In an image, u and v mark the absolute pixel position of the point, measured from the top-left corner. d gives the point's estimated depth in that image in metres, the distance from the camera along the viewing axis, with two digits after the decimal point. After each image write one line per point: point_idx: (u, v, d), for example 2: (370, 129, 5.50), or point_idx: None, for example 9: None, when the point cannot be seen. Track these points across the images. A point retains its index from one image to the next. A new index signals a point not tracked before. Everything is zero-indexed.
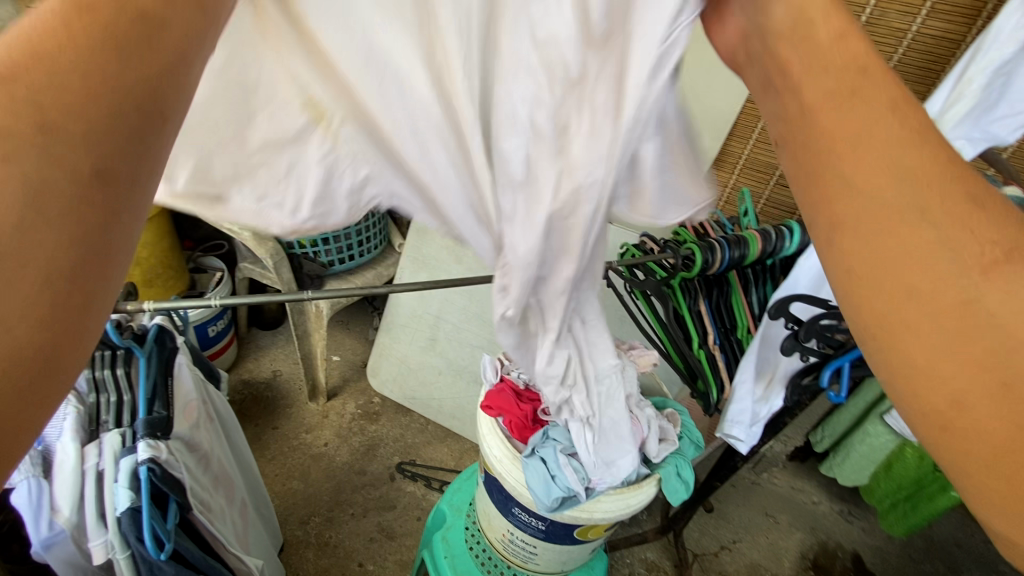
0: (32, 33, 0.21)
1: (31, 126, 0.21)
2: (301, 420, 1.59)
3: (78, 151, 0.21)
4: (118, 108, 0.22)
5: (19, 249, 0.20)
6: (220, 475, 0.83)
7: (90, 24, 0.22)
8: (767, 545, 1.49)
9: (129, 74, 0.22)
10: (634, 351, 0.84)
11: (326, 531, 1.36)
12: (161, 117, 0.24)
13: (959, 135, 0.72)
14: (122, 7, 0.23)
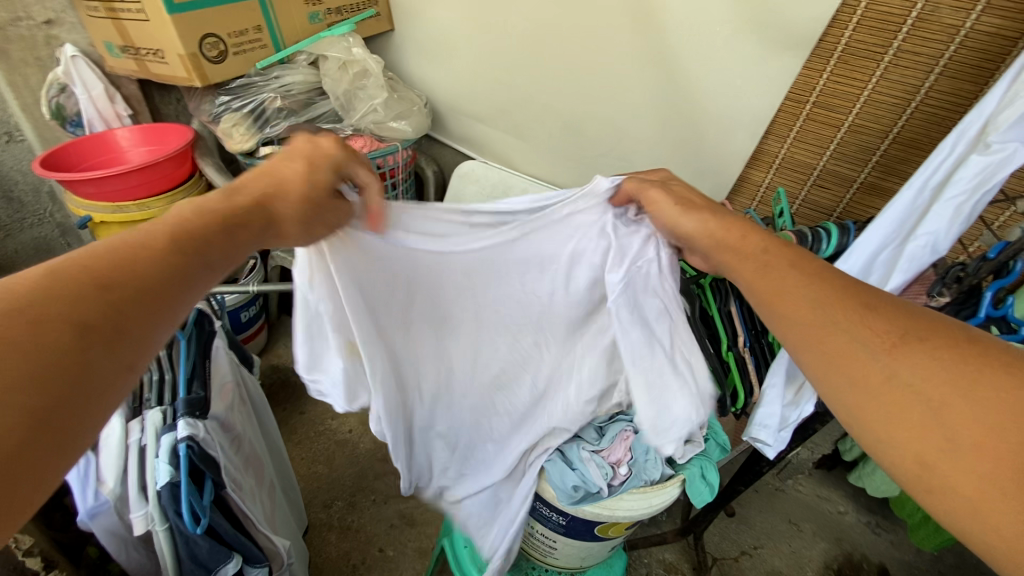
0: (123, 255, 0.43)
1: (97, 292, 0.40)
2: (328, 407, 1.63)
3: (103, 309, 0.40)
4: (129, 296, 0.42)
5: (53, 343, 0.37)
6: (251, 455, 0.85)
7: (145, 260, 0.44)
8: (790, 552, 1.46)
9: (140, 282, 0.43)
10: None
11: (348, 515, 1.39)
12: (169, 289, 0.45)
13: (1013, 137, 0.68)
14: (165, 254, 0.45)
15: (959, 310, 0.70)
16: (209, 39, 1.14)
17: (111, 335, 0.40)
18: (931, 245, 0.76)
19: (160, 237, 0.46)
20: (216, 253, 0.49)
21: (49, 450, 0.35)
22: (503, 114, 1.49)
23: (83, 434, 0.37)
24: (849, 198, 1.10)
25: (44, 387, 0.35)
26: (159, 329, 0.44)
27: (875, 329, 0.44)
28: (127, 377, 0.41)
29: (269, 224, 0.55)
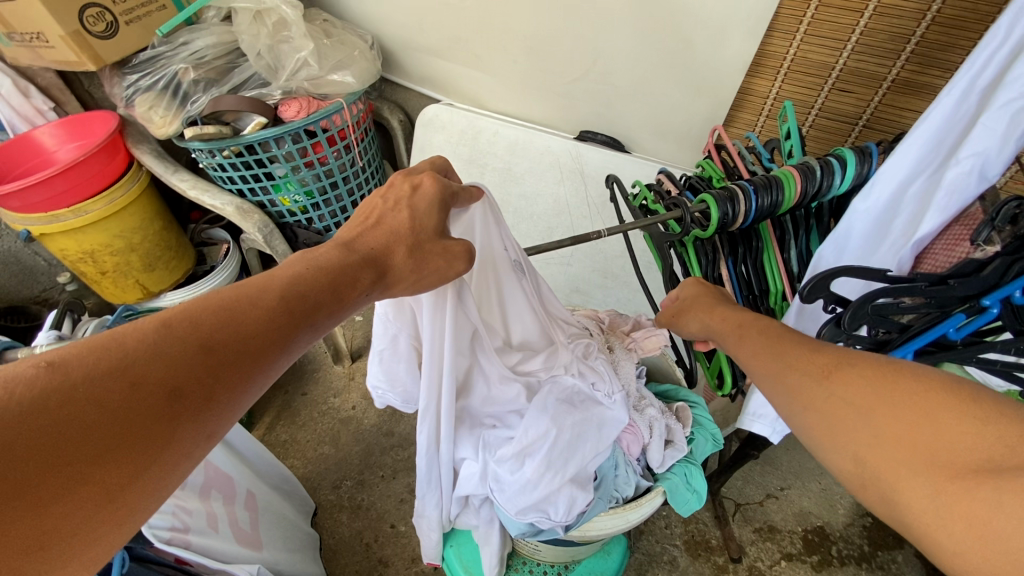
0: (235, 306, 0.43)
1: (194, 350, 0.40)
2: (329, 385, 1.61)
3: (193, 374, 0.39)
4: (226, 358, 0.41)
5: (137, 406, 0.37)
6: (207, 481, 0.80)
7: (250, 317, 0.43)
8: (820, 491, 1.38)
9: (240, 345, 0.42)
10: (636, 334, 0.72)
11: (358, 494, 1.38)
12: (260, 352, 0.43)
13: None
14: (274, 310, 0.44)
15: (1015, 262, 0.50)
16: (91, 10, 0.97)
17: (200, 404, 0.39)
18: (978, 170, 0.57)
19: (273, 292, 0.45)
20: (325, 314, 0.47)
21: (103, 520, 0.35)
22: (459, 45, 1.27)
23: (149, 506, 0.38)
24: (877, 101, 0.88)
25: (125, 457, 0.36)
26: (247, 397, 0.43)
27: (814, 360, 0.43)
28: (204, 446, 0.41)
29: (381, 278, 0.52)
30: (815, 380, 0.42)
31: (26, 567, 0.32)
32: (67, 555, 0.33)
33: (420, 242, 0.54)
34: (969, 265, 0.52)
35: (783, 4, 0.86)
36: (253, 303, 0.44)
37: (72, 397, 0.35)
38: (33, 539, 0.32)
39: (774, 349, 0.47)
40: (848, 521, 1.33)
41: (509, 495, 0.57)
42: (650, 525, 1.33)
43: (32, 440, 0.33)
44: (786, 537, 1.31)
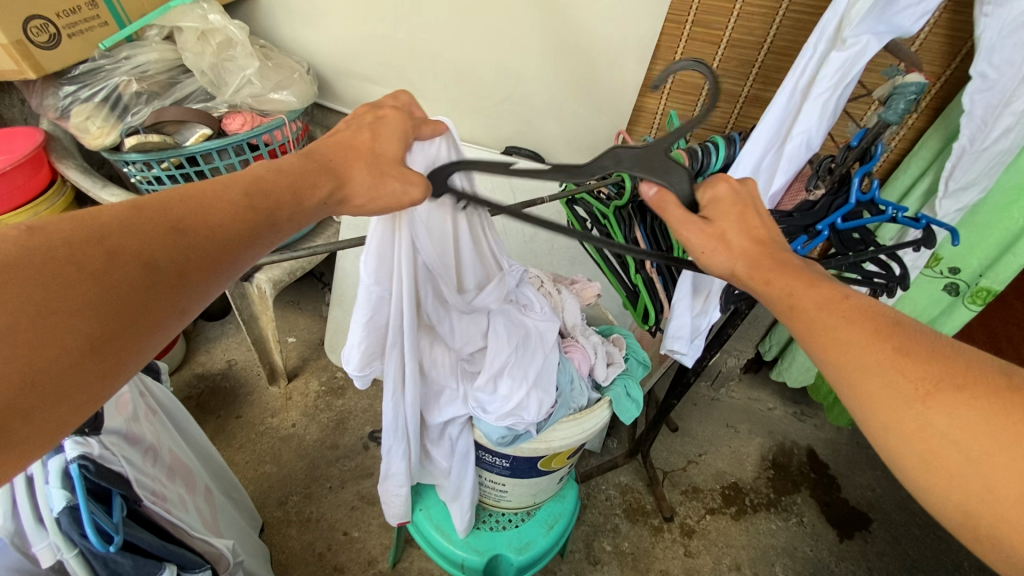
0: (204, 196, 0.47)
1: (167, 229, 0.44)
2: (265, 405, 1.56)
3: (165, 251, 0.43)
4: (198, 241, 0.45)
5: (111, 275, 0.40)
6: (175, 464, 0.81)
7: (220, 206, 0.47)
8: (730, 452, 1.59)
9: (210, 233, 0.46)
10: (576, 286, 0.88)
11: (306, 507, 1.36)
12: (229, 243, 0.47)
13: (865, 30, 0.72)
14: (241, 203, 0.49)
15: (834, 200, 0.74)
16: (34, 22, 0.99)
17: (171, 280, 0.44)
18: (806, 143, 0.81)
19: (236, 188, 0.49)
20: (286, 214, 0.52)
21: (80, 377, 0.39)
22: (394, 71, 1.41)
23: (127, 367, 0.42)
24: (737, 112, 1.15)
25: (100, 317, 0.40)
26: (212, 283, 0.47)
27: (907, 372, 0.44)
28: (176, 321, 0.45)
29: (338, 189, 0.55)
30: (907, 402, 0.43)
31: (21, 405, 0.36)
32: (50, 401, 0.37)
33: (380, 162, 0.58)
34: (806, 204, 0.76)
35: (661, 38, 1.09)
36: (223, 196, 0.48)
37: (49, 258, 0.39)
38: (23, 377, 0.36)
39: (848, 341, 0.46)
40: (756, 474, 1.54)
41: (490, 405, 0.72)
42: (592, 499, 1.44)
43: (16, 292, 0.37)
44: (708, 495, 1.49)
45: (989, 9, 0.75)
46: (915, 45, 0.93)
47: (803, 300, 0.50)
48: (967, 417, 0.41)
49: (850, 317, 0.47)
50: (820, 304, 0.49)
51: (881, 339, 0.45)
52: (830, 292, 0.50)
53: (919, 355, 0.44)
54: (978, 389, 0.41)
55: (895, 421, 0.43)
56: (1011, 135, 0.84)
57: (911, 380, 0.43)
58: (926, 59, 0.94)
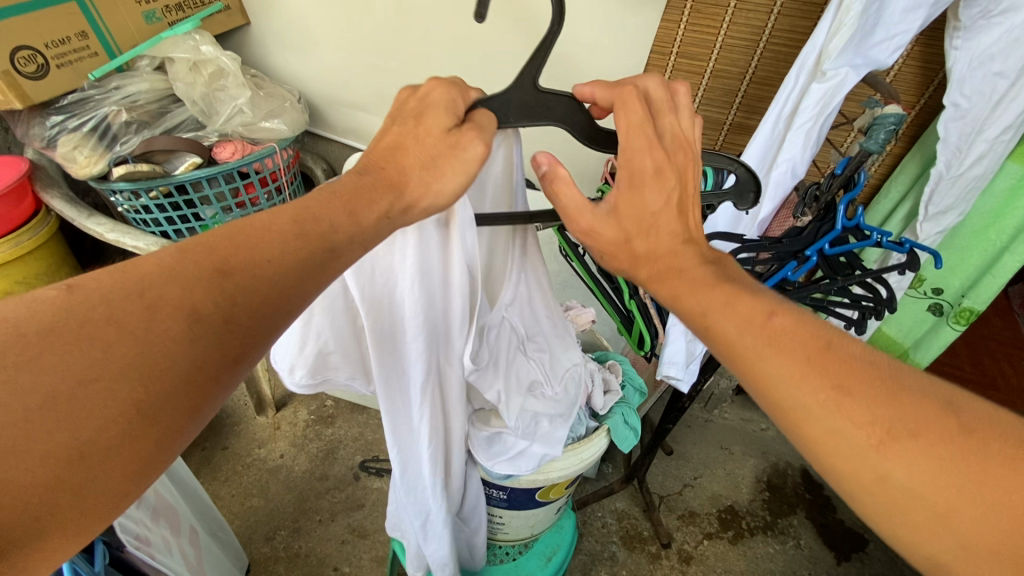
0: (252, 232, 0.42)
1: (212, 273, 0.40)
2: (252, 436, 1.52)
3: (209, 298, 0.39)
4: (242, 283, 0.41)
5: (155, 333, 0.37)
6: (160, 505, 0.79)
7: (269, 241, 0.43)
8: (725, 475, 1.57)
9: (255, 271, 0.41)
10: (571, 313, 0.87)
11: (294, 542, 1.32)
12: (278, 281, 0.42)
13: (843, 64, 0.75)
14: (290, 234, 0.44)
15: (821, 226, 0.76)
16: (23, 52, 0.99)
17: (220, 329, 0.39)
18: (791, 170, 0.83)
19: (286, 216, 0.44)
20: (345, 239, 0.46)
21: (132, 447, 0.36)
22: (384, 99, 1.42)
23: (185, 428, 0.39)
24: (722, 139, 1.18)
25: (147, 381, 0.36)
26: (269, 326, 0.43)
27: (855, 418, 0.39)
28: (233, 370, 0.41)
29: (398, 200, 0.49)
30: (864, 452, 0.39)
31: (69, 483, 0.34)
32: (95, 475, 0.35)
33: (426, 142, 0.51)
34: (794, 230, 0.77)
35: (647, 69, 1.12)
36: (274, 229, 0.43)
37: (88, 317, 0.36)
38: (72, 451, 0.34)
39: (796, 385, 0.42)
40: (751, 496, 1.53)
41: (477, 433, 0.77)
42: (587, 527, 1.42)
43: (53, 360, 0.34)
44: (705, 519, 1.47)
45: (959, 42, 0.79)
46: (891, 76, 0.97)
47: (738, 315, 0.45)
48: (927, 467, 0.37)
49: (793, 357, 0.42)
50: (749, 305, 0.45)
51: (823, 377, 0.41)
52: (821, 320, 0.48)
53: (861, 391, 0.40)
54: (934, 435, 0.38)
55: (853, 471, 0.40)
56: (983, 161, 0.88)
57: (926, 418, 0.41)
58: (902, 89, 0.97)
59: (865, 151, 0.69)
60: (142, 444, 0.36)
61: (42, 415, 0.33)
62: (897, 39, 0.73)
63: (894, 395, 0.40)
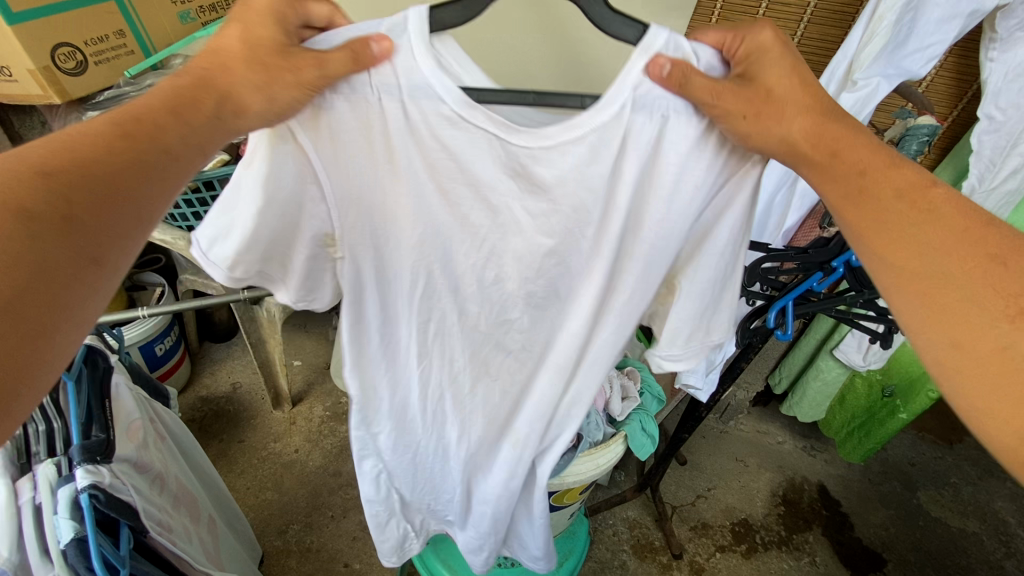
0: (63, 139, 0.41)
1: (36, 175, 0.39)
2: (267, 430, 1.54)
3: (36, 194, 0.38)
4: (79, 181, 0.40)
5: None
6: (180, 493, 0.80)
7: (89, 144, 0.41)
8: (740, 488, 1.55)
9: (79, 172, 0.40)
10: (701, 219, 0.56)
11: (306, 536, 1.34)
12: (138, 180, 0.42)
13: (875, 73, 0.74)
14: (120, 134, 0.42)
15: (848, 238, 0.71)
16: (63, 49, 1.02)
17: (60, 224, 0.38)
18: None
19: (100, 123, 0.42)
20: (174, 138, 0.44)
21: (22, 341, 0.36)
22: None
23: (65, 325, 0.38)
24: None
25: (6, 277, 0.35)
26: (117, 220, 0.41)
27: (999, 290, 0.41)
28: (97, 268, 0.40)
29: (227, 101, 0.46)
30: (994, 322, 0.41)
31: None
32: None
33: (257, 54, 0.45)
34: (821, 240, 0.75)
35: None
36: (87, 134, 0.42)
37: None
38: None
39: (948, 240, 0.43)
40: (766, 510, 1.50)
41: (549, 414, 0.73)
42: (598, 533, 1.41)
43: None
44: (718, 531, 1.45)
45: (996, 54, 0.77)
46: (923, 86, 0.95)
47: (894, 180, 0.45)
48: None
49: (957, 214, 0.44)
50: (881, 163, 0.46)
51: (977, 248, 0.42)
52: (915, 177, 0.45)
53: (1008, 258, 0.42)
54: None
55: (975, 342, 0.41)
56: (1018, 176, 0.84)
57: (1004, 297, 0.41)
58: (934, 100, 0.96)
59: None
60: (36, 334, 0.36)
61: None
62: (931, 50, 0.71)
63: None
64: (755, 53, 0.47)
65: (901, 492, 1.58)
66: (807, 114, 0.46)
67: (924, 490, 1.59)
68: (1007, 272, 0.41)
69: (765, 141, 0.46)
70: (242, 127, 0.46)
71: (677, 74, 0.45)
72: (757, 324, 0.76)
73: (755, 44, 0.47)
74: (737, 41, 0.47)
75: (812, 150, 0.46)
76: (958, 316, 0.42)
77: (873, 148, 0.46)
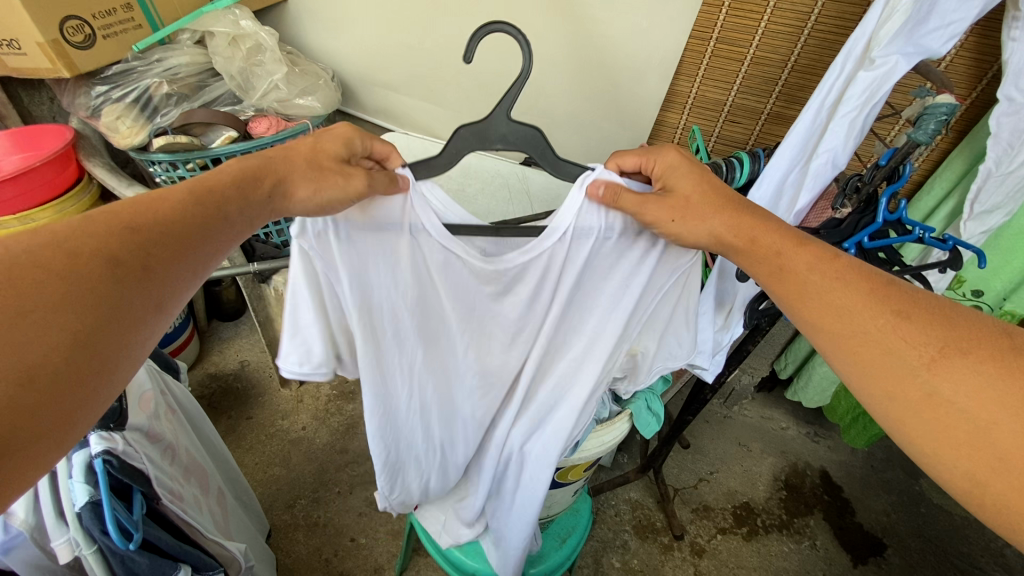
0: (142, 198, 0.46)
1: (121, 228, 0.44)
2: (275, 407, 1.56)
3: (119, 247, 0.43)
4: (156, 240, 0.45)
5: (75, 271, 0.40)
6: (191, 465, 0.81)
7: (165, 209, 0.46)
8: (742, 472, 1.55)
9: (156, 230, 0.45)
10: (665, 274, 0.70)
11: (314, 511, 1.36)
12: (198, 244, 0.48)
13: (893, 51, 0.72)
14: (189, 204, 0.48)
15: (861, 218, 0.76)
16: (72, 22, 1.01)
17: (137, 274, 0.44)
18: (831, 160, 0.81)
19: (181, 190, 0.48)
20: (236, 210, 0.50)
21: (87, 377, 0.40)
22: (417, 85, 1.36)
23: (119, 367, 0.43)
24: (759, 128, 1.15)
25: (81, 316, 0.40)
26: (179, 276, 0.47)
27: (913, 341, 0.47)
28: (157, 314, 0.45)
29: (280, 184, 0.52)
30: (916, 370, 0.46)
31: (26, 401, 0.37)
32: (53, 397, 0.38)
33: (319, 160, 0.54)
34: (833, 222, 0.78)
35: (685, 56, 1.09)
36: (167, 199, 0.47)
37: (20, 263, 0.39)
38: (24, 375, 0.37)
39: (863, 303, 0.50)
40: (768, 494, 1.51)
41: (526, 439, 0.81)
42: (600, 513, 1.43)
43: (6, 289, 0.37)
44: (719, 514, 1.46)
45: (1018, 33, 0.75)
46: (942, 65, 0.93)
47: (799, 258, 0.55)
48: (973, 380, 0.44)
49: (865, 278, 0.52)
50: (797, 258, 0.55)
51: (886, 305, 0.49)
52: (820, 253, 0.54)
53: (914, 313, 0.49)
54: (969, 348, 0.46)
55: (905, 390, 0.47)
56: None
57: (917, 347, 0.47)
58: (954, 79, 0.93)
59: (914, 142, 0.66)
60: (98, 369, 0.41)
61: (13, 340, 0.37)
62: (951, 26, 0.69)
63: (945, 320, 0.48)
64: (667, 167, 0.61)
65: (904, 479, 1.58)
66: (722, 214, 0.58)
67: (927, 477, 1.59)
68: (912, 325, 0.48)
69: (696, 234, 0.59)
70: (290, 211, 0.53)
71: (610, 195, 0.59)
72: (766, 306, 0.77)
73: (666, 163, 0.61)
74: (653, 162, 0.62)
75: (734, 238, 0.58)
76: (888, 363, 0.48)
77: (785, 232, 0.57)
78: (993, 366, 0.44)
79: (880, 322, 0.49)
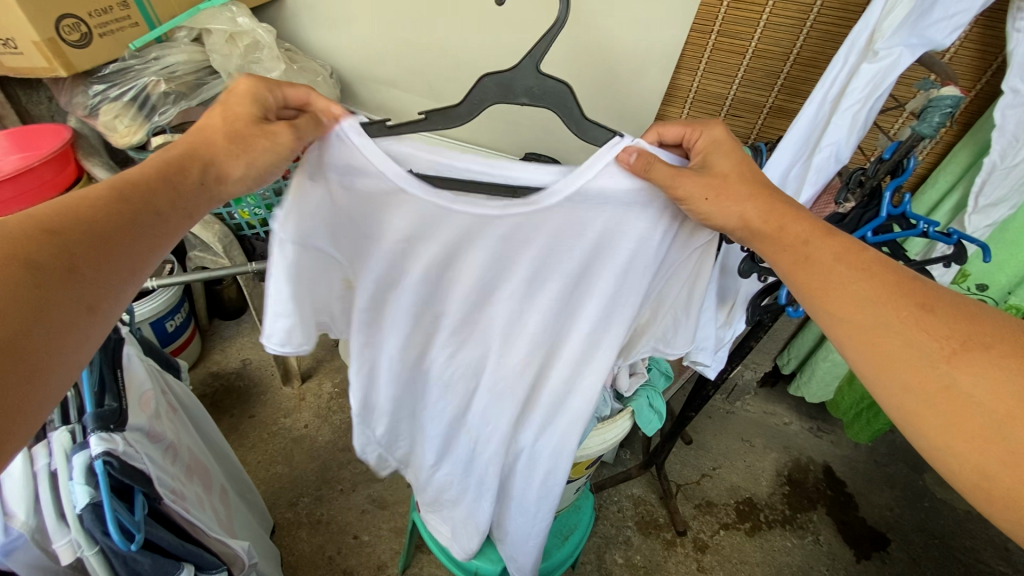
0: (61, 203, 0.48)
1: (41, 231, 0.45)
2: (277, 405, 1.56)
3: (43, 248, 0.45)
4: (84, 239, 0.47)
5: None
6: (192, 464, 0.81)
7: (87, 209, 0.48)
8: (745, 467, 1.55)
9: (81, 229, 0.47)
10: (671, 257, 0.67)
11: (317, 509, 1.36)
12: (129, 238, 0.50)
13: (897, 43, 0.71)
14: (112, 202, 0.50)
15: (864, 213, 0.76)
16: (68, 20, 1.01)
17: (64, 271, 0.45)
18: (834, 155, 0.81)
19: (103, 187, 0.51)
20: (166, 202, 0.53)
21: (28, 370, 0.41)
22: (416, 81, 1.35)
23: (59, 362, 0.44)
24: (761, 122, 1.14)
25: (10, 316, 0.41)
26: (115, 272, 0.49)
27: (935, 334, 0.48)
28: (94, 311, 0.47)
29: (209, 169, 0.55)
30: (934, 363, 0.47)
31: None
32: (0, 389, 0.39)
33: (235, 126, 0.56)
34: (836, 217, 0.78)
35: (686, 49, 1.08)
36: (88, 199, 0.49)
37: None
38: None
39: (884, 295, 0.50)
40: (771, 490, 1.51)
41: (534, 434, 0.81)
42: (602, 509, 1.43)
43: None
44: (722, 509, 1.46)
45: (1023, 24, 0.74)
46: (947, 56, 0.91)
47: (828, 244, 0.54)
48: (992, 374, 0.45)
49: (889, 273, 0.51)
50: (827, 247, 0.54)
51: (908, 297, 0.49)
52: (844, 243, 0.54)
53: (935, 306, 0.49)
54: (986, 341, 0.47)
55: (922, 382, 0.47)
56: None
57: (938, 339, 0.47)
58: (958, 70, 0.92)
59: (918, 135, 0.65)
60: (40, 363, 0.42)
61: None
62: (956, 18, 0.68)
63: (964, 315, 0.48)
64: (713, 141, 0.60)
65: (907, 473, 1.58)
66: (754, 197, 0.56)
67: (931, 471, 1.59)
68: (936, 319, 0.48)
69: (728, 214, 0.56)
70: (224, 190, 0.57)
71: (643, 161, 0.55)
72: (769, 301, 0.77)
73: (712, 137, 0.60)
74: (697, 133, 0.61)
75: (764, 223, 0.56)
76: (905, 356, 0.48)
77: (809, 220, 0.56)
78: (1013, 359, 0.45)
79: (901, 313, 0.49)
